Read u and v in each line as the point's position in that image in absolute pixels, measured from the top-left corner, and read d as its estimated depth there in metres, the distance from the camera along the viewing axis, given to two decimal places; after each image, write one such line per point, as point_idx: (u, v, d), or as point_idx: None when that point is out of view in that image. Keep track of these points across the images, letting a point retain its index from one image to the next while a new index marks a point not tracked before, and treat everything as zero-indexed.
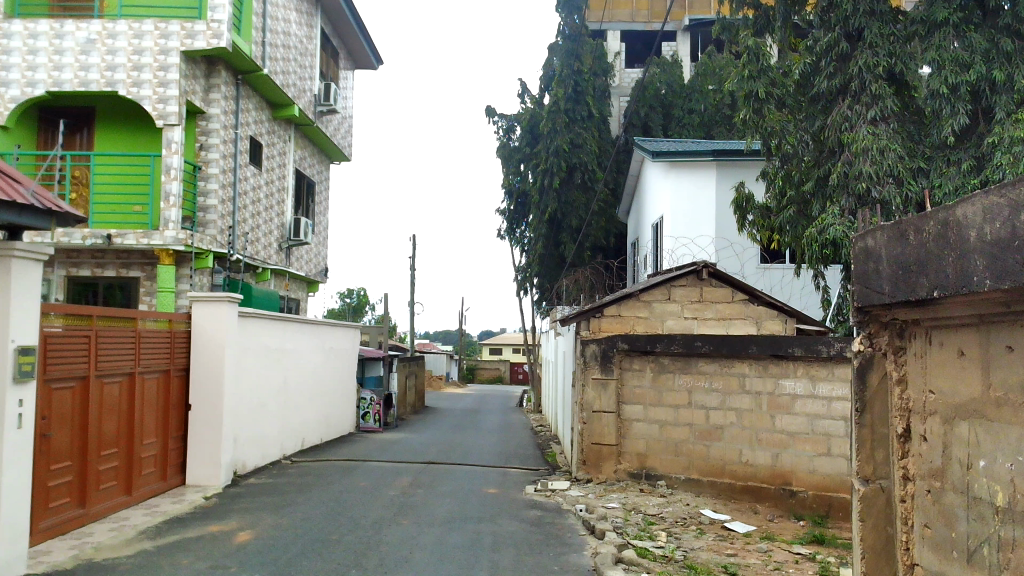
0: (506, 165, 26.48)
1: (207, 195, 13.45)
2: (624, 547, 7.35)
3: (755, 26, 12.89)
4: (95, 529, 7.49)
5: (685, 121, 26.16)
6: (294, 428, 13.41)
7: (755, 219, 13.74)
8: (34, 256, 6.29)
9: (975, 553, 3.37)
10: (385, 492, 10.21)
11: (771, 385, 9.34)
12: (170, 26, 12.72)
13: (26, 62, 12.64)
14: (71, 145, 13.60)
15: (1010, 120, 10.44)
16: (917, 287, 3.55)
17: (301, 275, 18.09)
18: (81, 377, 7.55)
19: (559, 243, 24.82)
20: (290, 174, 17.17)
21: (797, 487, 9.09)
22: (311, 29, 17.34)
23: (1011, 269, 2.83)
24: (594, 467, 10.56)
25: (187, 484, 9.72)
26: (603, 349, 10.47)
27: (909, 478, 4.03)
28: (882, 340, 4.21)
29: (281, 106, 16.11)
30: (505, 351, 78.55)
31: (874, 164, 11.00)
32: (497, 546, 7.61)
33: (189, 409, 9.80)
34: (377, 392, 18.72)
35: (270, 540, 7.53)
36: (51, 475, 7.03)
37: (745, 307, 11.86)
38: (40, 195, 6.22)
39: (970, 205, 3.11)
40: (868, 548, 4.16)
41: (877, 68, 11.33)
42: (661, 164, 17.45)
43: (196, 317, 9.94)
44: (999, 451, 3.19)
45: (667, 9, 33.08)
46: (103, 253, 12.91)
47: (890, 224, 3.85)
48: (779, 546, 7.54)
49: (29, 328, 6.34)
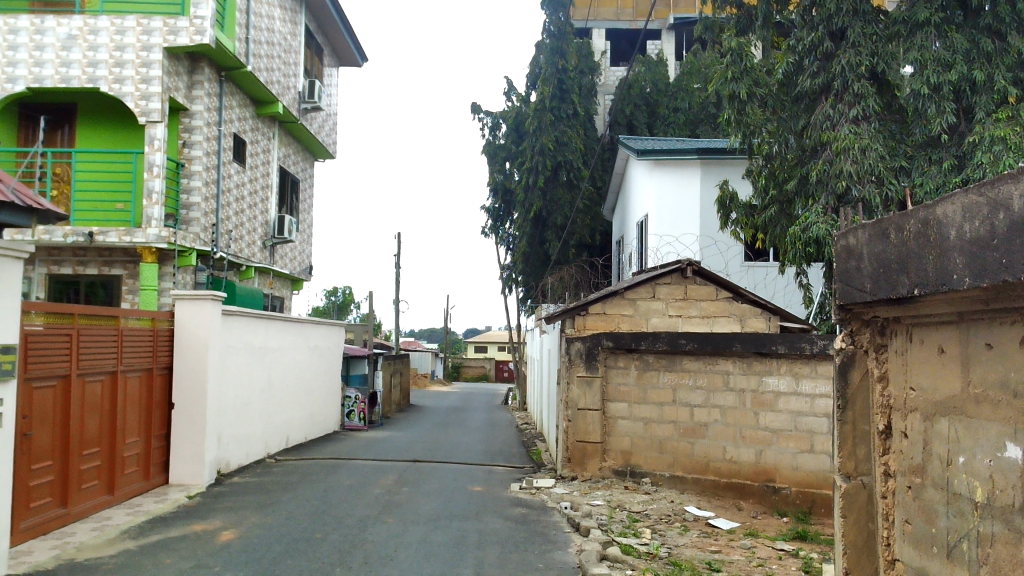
0: (491, 163, 26.46)
1: (190, 193, 13.36)
2: (609, 544, 7.37)
3: (738, 25, 13.03)
4: (77, 529, 7.43)
5: (670, 120, 26.23)
6: (278, 426, 13.35)
7: (739, 218, 13.81)
8: (14, 254, 6.22)
9: (955, 548, 3.42)
10: (370, 490, 10.18)
11: (755, 382, 9.39)
12: (152, 22, 12.61)
13: (6, 58, 12.48)
14: (52, 142, 13.46)
15: (992, 119, 10.60)
16: (898, 285, 3.59)
17: (285, 272, 18.00)
18: (63, 376, 7.49)
19: (543, 241, 24.84)
20: (274, 171, 17.07)
21: (780, 484, 9.13)
22: (295, 26, 17.25)
23: (990, 267, 2.87)
24: (579, 465, 10.60)
25: (170, 483, 9.66)
26: (588, 347, 10.52)
27: (891, 475, 4.08)
28: (864, 337, 4.25)
29: (265, 103, 16.01)
30: (490, 349, 78.59)
31: (854, 163, 11.16)
32: (482, 543, 7.61)
33: (172, 407, 9.74)
34: (362, 390, 18.66)
35: (255, 539, 7.49)
36: (32, 474, 6.97)
37: (729, 305, 11.93)
38: (21, 193, 6.15)
39: (951, 204, 3.16)
40: (850, 544, 4.21)
41: (859, 67, 11.41)
42: (646, 162, 17.49)
43: (179, 315, 9.86)
44: (979, 447, 3.24)
45: (651, 8, 33.14)
46: (85, 251, 12.79)
47: (872, 222, 3.90)
48: (762, 543, 7.59)
49: (9, 327, 6.27)
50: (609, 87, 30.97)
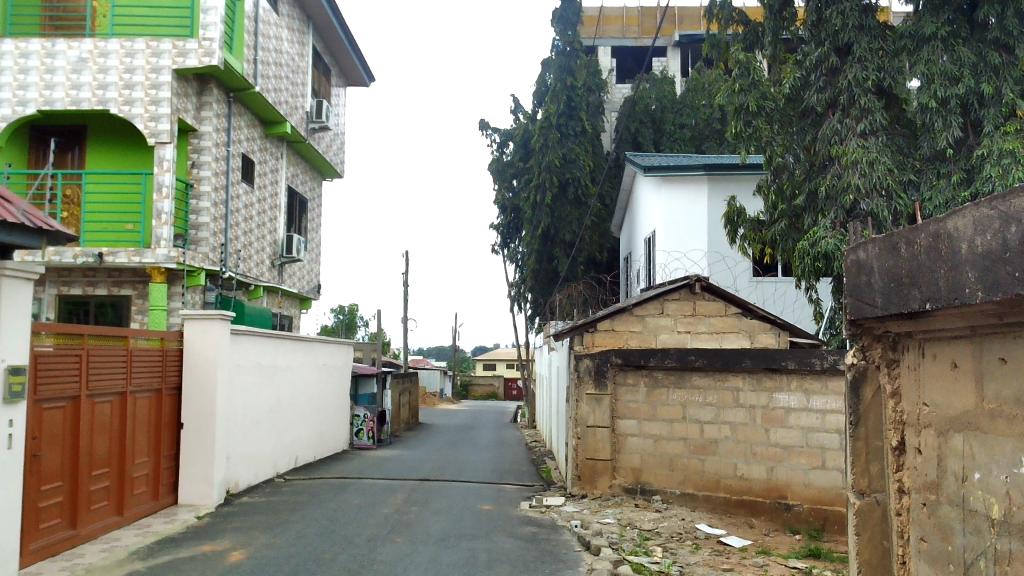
0: (499, 179, 26.56)
1: (199, 213, 13.41)
2: (620, 563, 7.31)
3: (744, 42, 12.94)
4: (86, 550, 7.40)
5: (676, 135, 26.31)
6: (287, 444, 13.34)
7: (746, 233, 13.70)
8: (24, 276, 6.24)
9: (971, 566, 3.36)
10: (379, 510, 10.14)
11: (765, 399, 9.31)
12: (161, 44, 12.72)
13: (17, 81, 12.61)
14: (62, 163, 13.60)
15: (1000, 132, 10.53)
16: (910, 299, 3.57)
17: (293, 291, 18.07)
18: (72, 397, 7.50)
19: (551, 257, 24.90)
20: (282, 190, 17.19)
21: (792, 501, 8.99)
22: (303, 47, 17.40)
23: (1003, 281, 2.85)
24: (589, 482, 10.58)
25: (179, 504, 9.63)
26: (597, 364, 10.55)
27: (905, 491, 4.03)
28: (876, 352, 4.20)
29: (273, 123, 16.17)
30: (499, 368, 78.83)
31: (863, 177, 11.12)
32: (492, 563, 7.54)
33: (181, 427, 9.73)
34: (371, 409, 18.61)
35: (263, 560, 7.45)
36: (41, 496, 6.96)
37: (738, 320, 11.90)
38: (32, 215, 6.19)
39: (961, 217, 3.14)
40: (864, 562, 4.14)
41: (866, 82, 11.44)
42: (653, 178, 17.52)
43: (188, 335, 9.89)
44: (995, 463, 3.20)
45: (657, 25, 33.34)
46: (95, 272, 12.90)
47: (882, 236, 3.88)
48: (775, 561, 7.49)
49: (19, 347, 6.29)
50: (614, 104, 31.18)
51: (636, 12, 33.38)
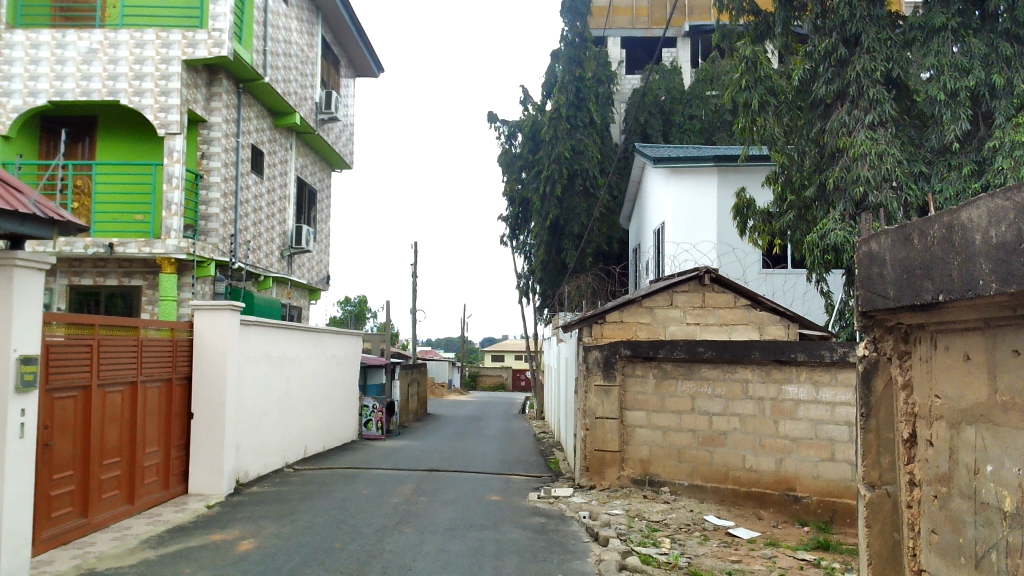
0: (507, 171, 26.50)
1: (209, 204, 13.46)
2: (628, 554, 7.33)
3: (755, 32, 12.78)
4: (97, 539, 7.47)
5: (685, 127, 26.20)
6: (296, 435, 13.39)
7: (756, 224, 13.55)
8: (36, 266, 6.27)
9: (983, 559, 3.35)
10: (388, 500, 10.18)
11: (774, 391, 9.29)
12: (171, 35, 12.76)
13: (28, 72, 12.67)
14: (72, 154, 13.65)
15: (1011, 124, 10.43)
16: (922, 291, 3.54)
17: (302, 283, 18.10)
18: (83, 386, 7.54)
19: (560, 249, 24.89)
20: (292, 181, 17.20)
21: (801, 493, 8.98)
22: (312, 38, 17.39)
23: (1017, 273, 2.83)
24: (598, 473, 10.61)
25: (189, 493, 9.69)
26: (606, 356, 10.55)
27: (915, 484, 4.02)
28: (887, 344, 4.18)
29: (282, 115, 16.13)
30: (506, 360, 78.97)
31: (872, 168, 11.03)
32: (500, 554, 7.56)
33: (192, 417, 9.79)
34: (379, 400, 18.63)
35: (274, 549, 7.50)
36: (53, 484, 7.01)
37: (747, 313, 11.87)
38: (43, 205, 6.20)
39: (975, 208, 3.11)
40: (874, 554, 4.13)
41: (875, 73, 11.31)
42: (662, 170, 17.44)
43: (198, 325, 9.92)
44: (1007, 456, 3.18)
45: (667, 16, 33.10)
46: (106, 262, 12.96)
47: (894, 227, 3.85)
48: (783, 553, 7.47)
49: (31, 337, 6.33)
50: (624, 95, 31.06)
51: (646, 2, 33.10)
